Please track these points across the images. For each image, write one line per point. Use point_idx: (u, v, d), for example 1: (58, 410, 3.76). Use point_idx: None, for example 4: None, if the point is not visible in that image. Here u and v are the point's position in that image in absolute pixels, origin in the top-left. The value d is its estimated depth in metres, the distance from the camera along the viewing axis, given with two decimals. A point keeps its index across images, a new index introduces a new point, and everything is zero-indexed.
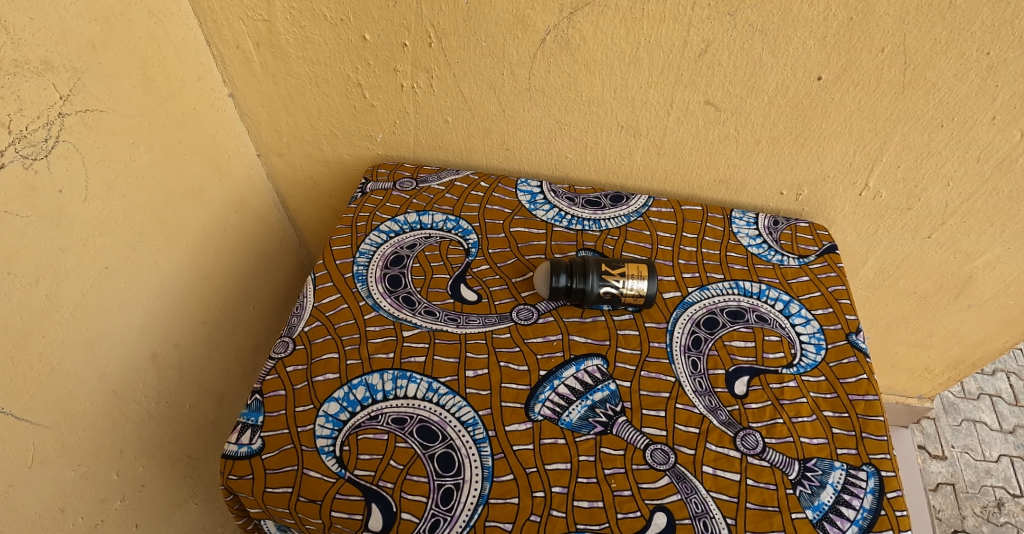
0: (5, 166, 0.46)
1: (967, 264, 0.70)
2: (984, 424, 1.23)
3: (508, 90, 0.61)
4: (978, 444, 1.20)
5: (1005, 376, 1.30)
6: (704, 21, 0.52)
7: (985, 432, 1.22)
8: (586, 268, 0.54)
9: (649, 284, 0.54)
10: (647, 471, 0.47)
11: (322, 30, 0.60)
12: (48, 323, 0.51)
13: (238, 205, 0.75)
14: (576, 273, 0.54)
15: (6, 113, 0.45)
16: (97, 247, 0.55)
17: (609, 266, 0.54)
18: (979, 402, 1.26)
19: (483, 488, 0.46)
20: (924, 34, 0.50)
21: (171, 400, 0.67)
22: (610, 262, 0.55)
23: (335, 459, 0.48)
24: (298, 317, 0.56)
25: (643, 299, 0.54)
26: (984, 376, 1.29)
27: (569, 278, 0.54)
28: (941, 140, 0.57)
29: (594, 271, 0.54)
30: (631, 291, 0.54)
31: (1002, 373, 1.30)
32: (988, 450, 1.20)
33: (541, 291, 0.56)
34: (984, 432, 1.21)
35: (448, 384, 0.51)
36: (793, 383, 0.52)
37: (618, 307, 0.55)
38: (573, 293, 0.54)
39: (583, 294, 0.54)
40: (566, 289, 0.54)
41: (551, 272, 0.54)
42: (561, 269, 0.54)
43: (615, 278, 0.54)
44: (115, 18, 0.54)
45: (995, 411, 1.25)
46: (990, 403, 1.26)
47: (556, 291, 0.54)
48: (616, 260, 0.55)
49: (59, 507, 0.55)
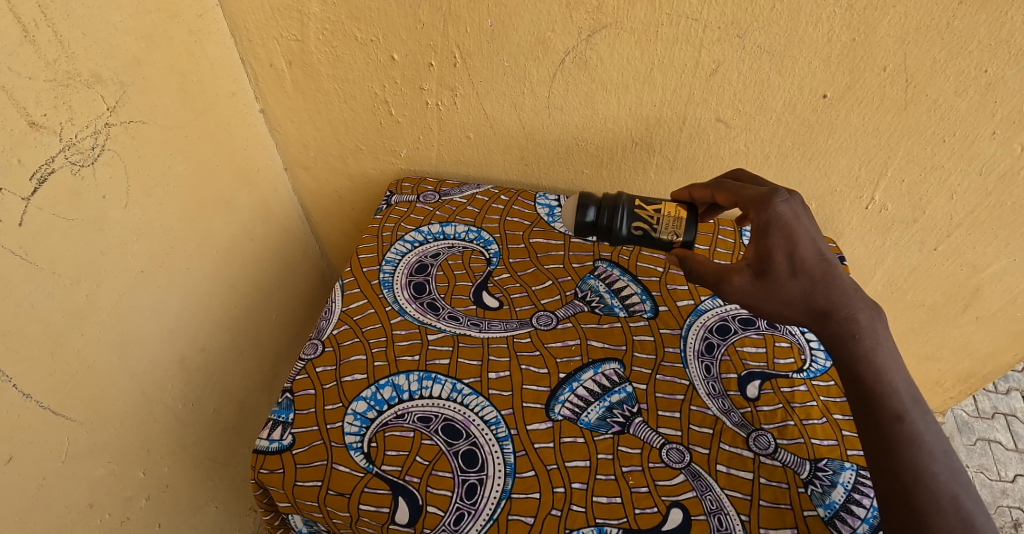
0: (55, 171, 0.49)
1: (974, 276, 0.73)
2: (999, 443, 1.23)
3: (529, 108, 0.65)
4: (992, 465, 1.21)
5: (1020, 396, 1.31)
6: (715, 42, 0.55)
7: (1000, 451, 1.22)
8: (617, 204, 0.54)
9: (683, 223, 0.53)
10: (663, 469, 0.49)
11: (353, 50, 0.63)
12: (87, 323, 0.54)
13: (265, 217, 0.78)
14: (603, 204, 0.55)
15: (58, 122, 0.48)
16: (133, 251, 0.58)
17: (642, 202, 0.54)
18: (993, 421, 1.26)
19: (506, 483, 0.48)
20: (923, 54, 0.53)
21: (195, 403, 0.69)
22: (644, 200, 0.54)
23: (363, 455, 0.50)
24: (327, 321, 0.58)
25: (676, 240, 0.53)
26: (998, 395, 1.30)
27: (597, 210, 0.55)
28: (944, 155, 0.60)
29: (625, 199, 0.54)
30: (663, 230, 0.53)
31: (1016, 393, 1.31)
32: (1004, 470, 1.20)
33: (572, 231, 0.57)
34: (998, 452, 1.22)
35: (472, 385, 0.53)
36: (803, 387, 0.54)
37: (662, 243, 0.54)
38: (603, 226, 0.55)
39: (613, 227, 0.54)
40: (596, 224, 0.55)
41: (576, 204, 0.55)
42: (589, 201, 0.56)
43: (652, 207, 0.54)
44: (158, 36, 0.57)
45: (1011, 431, 1.25)
46: (1004, 423, 1.26)
47: (586, 227, 0.55)
48: (651, 200, 0.54)
49: (87, 503, 0.57)
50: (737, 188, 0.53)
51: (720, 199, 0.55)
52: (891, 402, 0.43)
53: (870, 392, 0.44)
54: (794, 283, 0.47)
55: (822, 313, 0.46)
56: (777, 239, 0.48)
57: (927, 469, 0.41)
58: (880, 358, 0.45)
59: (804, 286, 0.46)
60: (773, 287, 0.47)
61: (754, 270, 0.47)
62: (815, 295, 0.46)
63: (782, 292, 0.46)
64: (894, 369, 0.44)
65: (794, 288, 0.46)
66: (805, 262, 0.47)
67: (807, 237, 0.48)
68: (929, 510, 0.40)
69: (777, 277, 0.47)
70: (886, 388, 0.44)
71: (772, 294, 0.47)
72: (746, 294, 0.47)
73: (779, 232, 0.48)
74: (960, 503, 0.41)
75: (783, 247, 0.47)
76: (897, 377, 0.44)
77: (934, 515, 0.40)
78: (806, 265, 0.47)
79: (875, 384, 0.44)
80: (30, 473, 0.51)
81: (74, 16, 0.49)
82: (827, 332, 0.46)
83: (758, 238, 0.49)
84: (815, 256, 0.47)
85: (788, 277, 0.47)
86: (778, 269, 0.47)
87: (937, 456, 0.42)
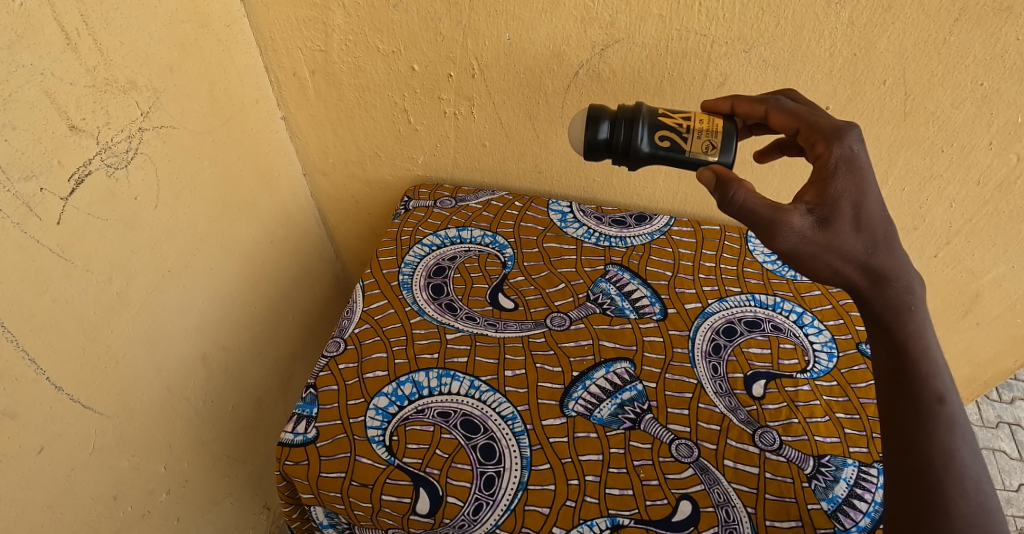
0: (92, 173, 0.50)
1: (974, 282, 0.75)
2: (1003, 452, 1.25)
3: (543, 117, 0.67)
4: (997, 474, 1.21)
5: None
6: (722, 57, 0.58)
7: (1005, 460, 1.23)
8: (637, 116, 0.50)
9: (713, 132, 0.50)
10: (673, 463, 0.51)
11: (375, 61, 0.66)
12: (118, 319, 0.56)
13: (284, 220, 0.80)
14: (619, 117, 0.51)
15: (96, 125, 0.50)
16: (162, 250, 0.60)
17: (664, 114, 0.51)
18: (997, 430, 1.28)
19: (522, 475, 0.50)
20: (921, 68, 0.55)
21: (214, 400, 0.72)
22: (665, 112, 0.51)
23: (385, 448, 0.52)
24: (348, 320, 0.61)
25: (704, 151, 0.50)
26: (1001, 405, 1.32)
27: (611, 125, 0.51)
28: (942, 164, 0.63)
29: (643, 112, 0.51)
30: (691, 139, 0.50)
31: (1020, 403, 1.33)
32: (1009, 479, 1.21)
33: (580, 150, 0.53)
34: (1003, 461, 1.23)
35: (489, 383, 0.55)
36: (807, 386, 0.56)
37: (683, 159, 0.50)
38: (618, 142, 0.51)
39: (630, 142, 0.50)
40: (609, 140, 0.51)
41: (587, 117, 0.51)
42: (602, 113, 0.51)
43: (674, 118, 0.50)
44: (190, 44, 0.59)
45: (1014, 440, 1.27)
46: (1009, 432, 1.28)
47: (602, 143, 0.51)
48: (672, 112, 0.51)
49: (112, 495, 0.59)
50: (799, 111, 0.50)
51: (774, 119, 0.51)
52: (934, 382, 0.41)
53: (916, 369, 0.42)
54: (856, 237, 0.42)
55: (879, 277, 0.42)
56: (844, 189, 0.43)
57: (957, 451, 0.41)
58: (928, 334, 0.42)
59: (865, 244, 0.42)
60: (835, 237, 0.42)
61: (816, 216, 0.43)
62: (876, 253, 0.42)
63: (843, 243, 0.42)
64: (938, 347, 0.43)
65: (855, 243, 0.42)
66: (870, 218, 0.43)
67: (875, 191, 0.44)
68: (953, 492, 0.40)
69: (841, 226, 0.42)
70: (931, 367, 0.42)
71: (834, 244, 0.42)
72: (807, 240, 0.42)
73: (846, 182, 0.44)
74: (981, 486, 0.40)
75: (849, 197, 0.43)
76: (942, 356, 0.42)
77: (957, 498, 0.40)
78: (872, 221, 0.42)
79: (921, 361, 0.42)
80: (60, 463, 0.52)
81: (113, 24, 0.50)
82: (881, 299, 0.42)
83: (821, 185, 0.44)
84: (881, 211, 0.43)
85: (851, 230, 0.42)
86: (841, 219, 0.42)
87: (967, 439, 0.41)
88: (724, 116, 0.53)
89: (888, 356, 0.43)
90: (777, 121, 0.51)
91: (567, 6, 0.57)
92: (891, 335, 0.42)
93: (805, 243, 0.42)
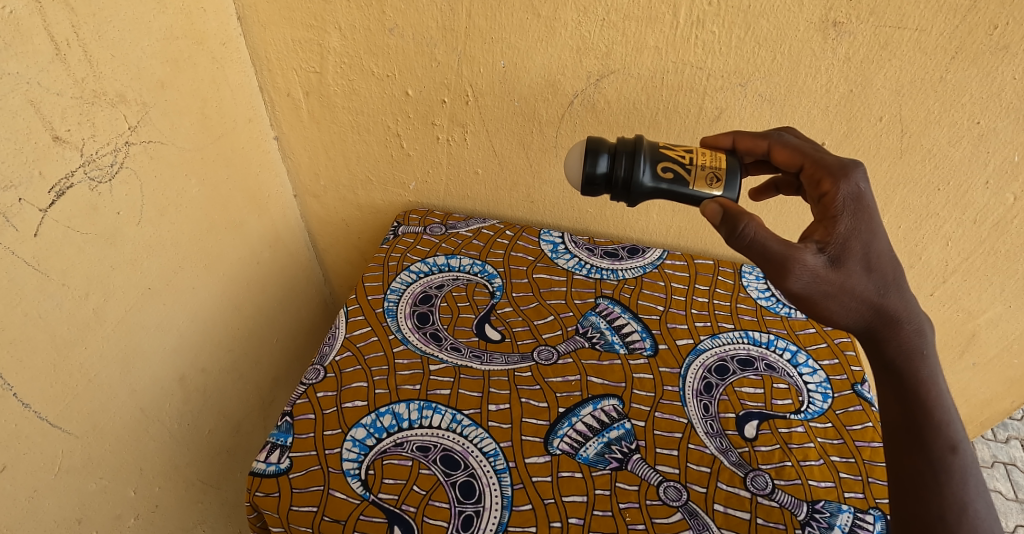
0: (73, 186, 0.49)
1: (970, 322, 0.74)
2: (999, 493, 1.21)
3: (537, 146, 0.67)
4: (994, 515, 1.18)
5: (1020, 444, 1.29)
6: (718, 90, 0.58)
7: (1001, 501, 1.20)
8: (638, 150, 0.49)
9: (718, 166, 0.49)
10: (661, 507, 0.49)
11: (369, 85, 0.66)
12: (93, 336, 0.54)
13: (272, 241, 0.79)
14: (619, 150, 0.50)
15: (81, 138, 0.49)
16: (143, 267, 0.58)
17: (665, 148, 0.50)
18: (993, 470, 1.25)
19: (503, 516, 0.48)
20: (918, 105, 0.55)
21: (191, 424, 0.69)
22: (666, 146, 0.50)
23: (360, 482, 0.49)
24: (330, 346, 0.59)
25: (708, 185, 0.49)
26: (997, 444, 1.29)
27: (611, 158, 0.50)
28: (939, 203, 0.62)
29: (643, 145, 0.50)
30: (696, 172, 0.49)
31: (1016, 442, 1.30)
32: (1005, 521, 1.18)
33: (579, 184, 0.51)
34: (1000, 502, 1.20)
35: (471, 416, 0.53)
36: (801, 428, 0.54)
37: (686, 193, 0.49)
38: (619, 176, 0.49)
39: (631, 175, 0.49)
40: (609, 174, 0.50)
41: (586, 149, 0.50)
42: (601, 146, 0.50)
43: (675, 151, 0.50)
44: (184, 61, 0.58)
45: (1010, 480, 1.24)
46: (1004, 471, 1.25)
47: (601, 179, 0.50)
48: (673, 146, 0.50)
49: (76, 518, 0.56)
50: (803, 147, 0.50)
51: (777, 155, 0.51)
52: (947, 431, 0.40)
53: (930, 417, 0.40)
54: (867, 278, 0.41)
55: (892, 319, 0.41)
56: (853, 229, 0.43)
57: (970, 503, 0.39)
58: (941, 382, 0.41)
59: (877, 284, 0.41)
60: (847, 277, 0.41)
61: (828, 255, 0.42)
62: (890, 294, 0.41)
63: (856, 283, 0.41)
64: (950, 394, 0.41)
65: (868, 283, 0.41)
66: (880, 259, 0.42)
67: (883, 231, 0.43)
68: None
69: (853, 266, 0.41)
70: (943, 415, 0.40)
71: (847, 285, 0.41)
72: (821, 279, 0.41)
73: (855, 221, 0.43)
74: None
75: (860, 237, 0.43)
76: (954, 404, 0.41)
77: None
78: (882, 262, 0.42)
79: (933, 409, 0.40)
80: (22, 484, 0.50)
81: (105, 37, 0.50)
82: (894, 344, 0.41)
83: (829, 224, 0.44)
84: (890, 252, 0.42)
85: (863, 270, 0.41)
86: (852, 258, 0.42)
87: (981, 490, 0.39)
88: (727, 151, 0.53)
89: (898, 403, 0.41)
90: (781, 157, 0.51)
91: (563, 35, 0.57)
92: (903, 381, 0.41)
93: (819, 282, 0.41)
